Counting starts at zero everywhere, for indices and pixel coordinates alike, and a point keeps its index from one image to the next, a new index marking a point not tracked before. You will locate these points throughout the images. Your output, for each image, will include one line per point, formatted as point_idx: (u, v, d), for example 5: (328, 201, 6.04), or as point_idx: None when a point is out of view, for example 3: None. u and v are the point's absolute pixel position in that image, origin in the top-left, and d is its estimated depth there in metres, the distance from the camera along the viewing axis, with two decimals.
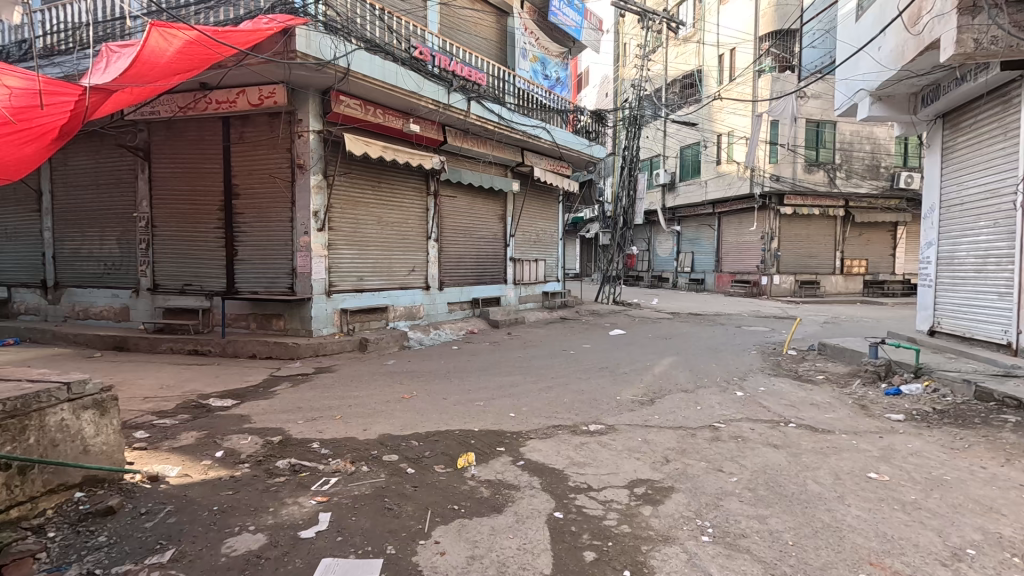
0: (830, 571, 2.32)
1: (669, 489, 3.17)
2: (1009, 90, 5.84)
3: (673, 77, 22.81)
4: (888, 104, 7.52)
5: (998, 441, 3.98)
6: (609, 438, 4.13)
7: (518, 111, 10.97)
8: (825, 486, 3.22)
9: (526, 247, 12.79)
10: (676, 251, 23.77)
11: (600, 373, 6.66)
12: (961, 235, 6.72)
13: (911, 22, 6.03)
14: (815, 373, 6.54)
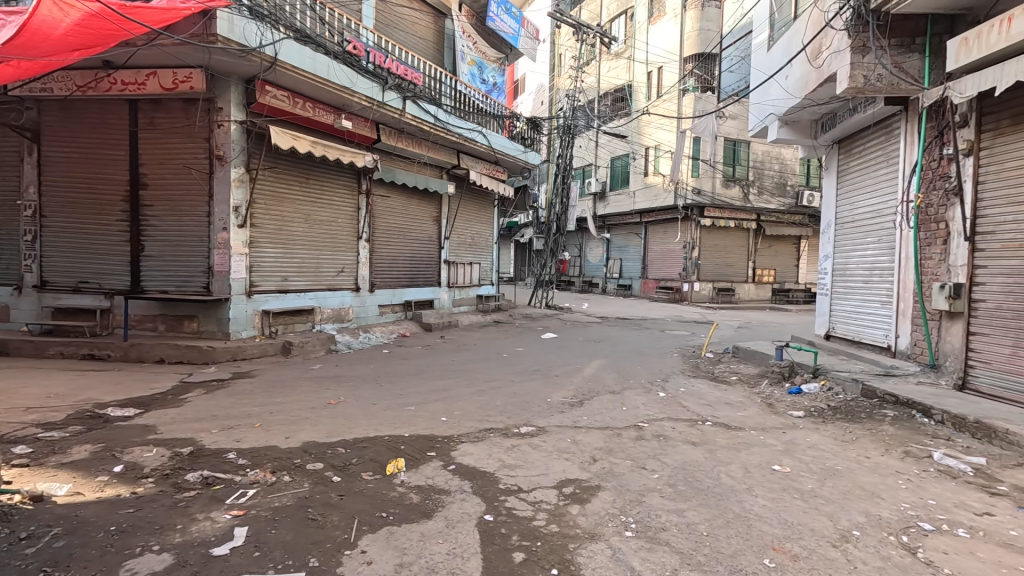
0: (739, 557, 2.50)
1: (596, 488, 3.28)
2: (890, 122, 6.62)
3: (606, 90, 23.72)
4: (794, 129, 8.29)
5: (880, 433, 4.48)
6: (539, 439, 4.20)
7: (454, 114, 10.92)
8: (736, 479, 3.47)
9: (460, 249, 12.73)
10: (606, 258, 24.63)
11: (532, 375, 6.76)
12: (852, 249, 7.49)
13: (813, 56, 6.69)
14: (729, 374, 7.03)
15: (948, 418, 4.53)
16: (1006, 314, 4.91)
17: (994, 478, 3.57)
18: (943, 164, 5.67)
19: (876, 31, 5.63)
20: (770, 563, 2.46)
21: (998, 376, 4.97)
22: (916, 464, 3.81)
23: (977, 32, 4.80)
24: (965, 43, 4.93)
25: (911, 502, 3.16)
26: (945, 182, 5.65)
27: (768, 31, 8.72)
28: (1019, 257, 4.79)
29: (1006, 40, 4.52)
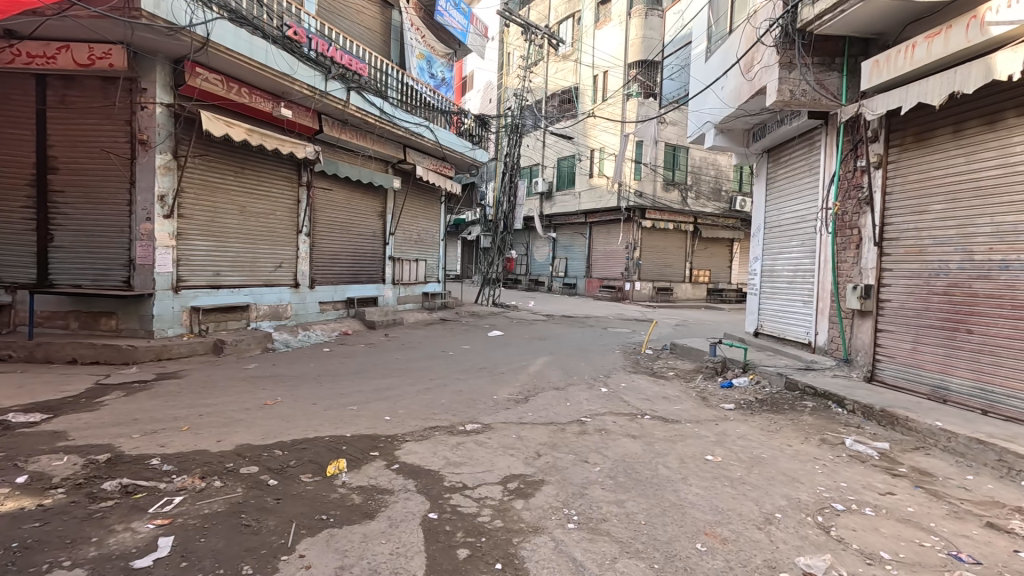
0: (674, 543, 2.62)
1: (540, 483, 3.33)
2: (813, 135, 7.13)
3: (553, 91, 24.00)
4: (728, 137, 8.76)
5: (800, 423, 4.84)
6: (484, 436, 4.21)
7: (401, 107, 10.71)
8: (672, 469, 3.64)
9: (406, 246, 12.51)
10: (552, 257, 24.95)
11: (478, 373, 6.77)
12: (779, 252, 8.01)
13: (746, 69, 7.08)
14: (667, 370, 7.34)
15: (859, 407, 4.96)
16: (908, 312, 5.43)
17: (895, 461, 3.95)
18: (857, 175, 6.18)
19: (801, 49, 6.06)
20: (702, 547, 2.60)
21: (900, 368, 5.50)
22: (832, 450, 4.15)
23: (887, 56, 5.26)
24: (876, 66, 5.40)
25: (826, 485, 3.44)
26: (859, 192, 6.16)
27: (706, 42, 9.14)
28: (919, 262, 5.31)
29: (911, 64, 4.98)
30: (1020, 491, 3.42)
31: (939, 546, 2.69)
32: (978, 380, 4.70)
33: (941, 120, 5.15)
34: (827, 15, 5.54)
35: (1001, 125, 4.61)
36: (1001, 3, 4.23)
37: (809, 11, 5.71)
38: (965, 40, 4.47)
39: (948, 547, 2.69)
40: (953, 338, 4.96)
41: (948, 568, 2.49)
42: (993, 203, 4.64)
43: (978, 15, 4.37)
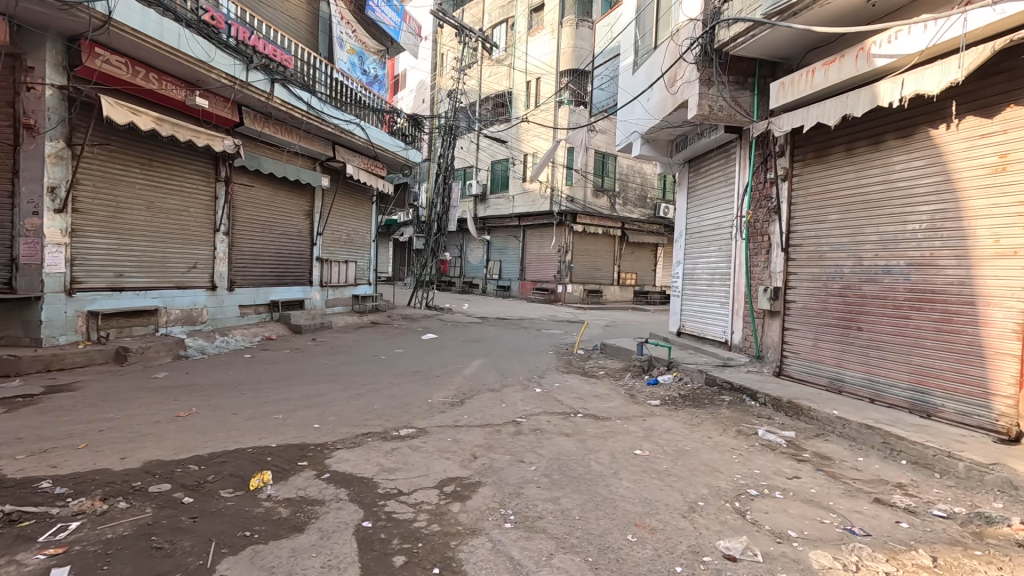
0: (607, 536, 2.72)
1: (476, 484, 3.32)
2: (729, 147, 7.67)
3: (486, 94, 24.04)
4: (654, 146, 9.22)
5: (719, 416, 5.19)
6: (419, 441, 4.15)
7: (330, 103, 10.28)
8: (604, 465, 3.77)
9: (335, 247, 12.04)
10: (486, 259, 24.93)
11: (413, 377, 6.65)
12: (699, 256, 8.54)
13: (670, 83, 7.50)
14: (598, 369, 7.60)
15: (769, 400, 5.40)
16: (810, 312, 5.98)
17: (800, 447, 4.34)
18: (766, 186, 6.73)
19: (718, 68, 6.51)
20: (633, 538, 2.71)
21: (804, 363, 6.04)
22: (746, 440, 4.49)
23: (791, 79, 5.77)
24: (783, 88, 5.89)
25: (743, 472, 3.72)
26: (768, 202, 6.70)
27: (634, 56, 9.56)
28: (819, 266, 5.86)
29: (812, 88, 5.49)
30: (901, 469, 3.88)
31: (837, 522, 2.98)
32: (867, 372, 5.27)
33: (837, 139, 5.72)
34: (740, 38, 6.00)
35: (884, 146, 5.21)
36: (884, 39, 4.78)
37: (725, 33, 6.16)
38: (856, 69, 5.00)
39: (844, 522, 2.99)
40: (846, 334, 5.51)
41: (845, 541, 2.76)
42: (878, 215, 5.22)
43: (866, 47, 4.90)
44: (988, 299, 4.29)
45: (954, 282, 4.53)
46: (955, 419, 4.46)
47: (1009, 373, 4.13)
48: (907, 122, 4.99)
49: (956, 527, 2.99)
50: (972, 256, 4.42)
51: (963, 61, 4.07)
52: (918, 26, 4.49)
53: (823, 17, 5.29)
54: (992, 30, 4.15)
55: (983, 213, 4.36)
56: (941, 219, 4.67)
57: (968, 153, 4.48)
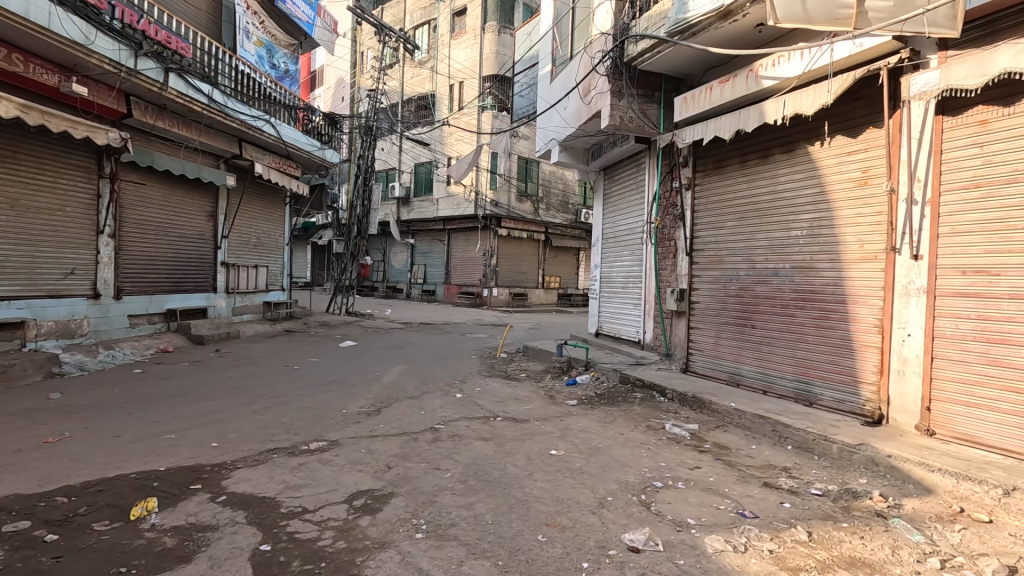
0: (518, 538, 2.74)
1: (388, 496, 3.23)
2: (639, 157, 8.08)
3: (409, 95, 23.65)
4: (571, 154, 9.52)
5: (631, 413, 5.44)
6: (330, 454, 3.97)
7: (235, 97, 9.60)
8: (520, 467, 3.81)
9: (242, 250, 11.24)
10: (410, 263, 24.41)
11: (328, 387, 6.36)
12: (614, 260, 8.91)
13: (584, 94, 7.79)
14: (519, 372, 7.68)
15: (676, 395, 5.73)
16: (711, 312, 6.44)
17: (702, 438, 4.64)
18: (672, 195, 7.16)
19: (627, 81, 6.86)
20: (543, 538, 2.76)
21: (707, 359, 6.48)
22: (654, 434, 4.74)
23: (693, 95, 6.18)
24: (685, 102, 6.29)
25: (649, 466, 3.91)
26: (674, 209, 7.12)
27: (551, 65, 9.79)
28: (719, 269, 6.32)
29: (710, 104, 5.92)
30: (786, 453, 4.27)
31: (731, 507, 3.21)
32: (760, 367, 5.74)
33: (732, 152, 6.20)
34: (647, 54, 6.33)
35: (771, 160, 5.72)
36: (769, 63, 5.27)
37: (633, 49, 6.48)
38: (746, 89, 5.47)
39: (737, 507, 3.23)
40: (743, 332, 5.98)
41: (736, 524, 2.98)
42: (767, 222, 5.73)
43: (754, 69, 5.37)
44: (856, 298, 4.83)
45: (830, 283, 5.06)
46: (832, 405, 4.97)
47: (873, 362, 4.67)
48: (789, 139, 5.53)
49: (829, 503, 3.33)
50: (842, 260, 4.96)
51: (831, 86, 4.60)
52: (797, 54, 5.00)
53: (717, 39, 5.73)
54: (853, 61, 4.73)
55: (851, 222, 4.91)
56: (818, 226, 5.20)
57: (838, 168, 5.04)
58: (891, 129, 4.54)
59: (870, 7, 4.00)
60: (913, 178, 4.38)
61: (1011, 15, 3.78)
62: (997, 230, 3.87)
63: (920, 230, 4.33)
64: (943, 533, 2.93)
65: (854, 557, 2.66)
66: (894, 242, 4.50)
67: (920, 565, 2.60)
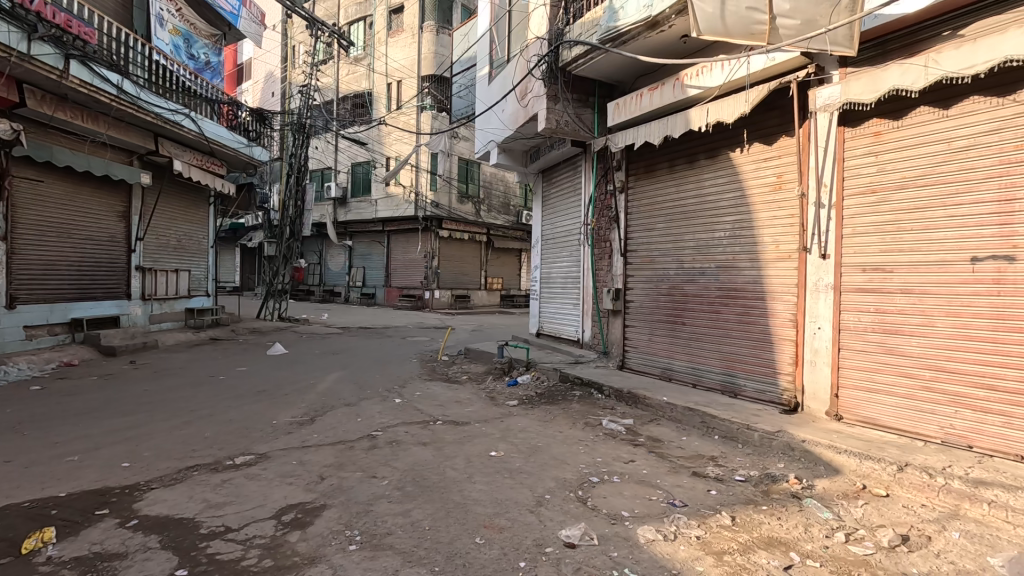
0: (455, 542, 2.72)
1: (320, 508, 3.10)
2: (575, 160, 8.27)
3: (344, 93, 22.93)
4: (509, 156, 9.58)
5: (570, 411, 5.55)
6: (258, 468, 3.76)
7: (150, 88, 8.90)
8: (459, 470, 3.78)
9: (160, 254, 10.45)
10: (347, 266, 23.65)
11: (257, 397, 6.03)
12: (553, 261, 9.06)
13: (521, 97, 7.87)
14: (461, 374, 7.63)
15: (613, 392, 5.90)
16: (645, 310, 6.69)
17: (637, 433, 4.81)
18: (607, 197, 7.38)
19: (562, 85, 6.99)
20: (481, 540, 2.75)
21: (641, 356, 6.72)
22: (592, 431, 4.86)
23: (625, 101, 6.40)
24: (618, 108, 6.49)
25: (586, 462, 4.00)
26: (609, 211, 7.35)
27: (489, 67, 9.82)
28: (651, 269, 6.57)
29: (640, 110, 6.15)
30: (714, 443, 4.51)
31: (663, 498, 3.35)
32: (690, 361, 6.02)
33: (661, 157, 6.48)
34: (581, 60, 6.49)
35: (697, 164, 6.03)
36: (693, 72, 5.56)
37: (568, 54, 6.62)
38: (673, 97, 5.73)
39: (668, 497, 3.37)
40: (673, 328, 6.26)
41: (667, 514, 3.11)
42: (694, 224, 6.02)
43: (680, 78, 5.65)
44: (773, 294, 5.17)
45: (751, 281, 5.40)
46: (755, 396, 5.30)
47: (789, 354, 5.02)
48: (713, 145, 5.83)
49: (751, 488, 3.55)
50: (761, 259, 5.30)
51: (748, 97, 4.90)
52: (718, 65, 5.31)
53: (647, 48, 5.96)
54: (767, 74, 5.07)
55: (768, 224, 5.26)
56: (739, 228, 5.53)
57: (756, 173, 5.39)
58: (800, 138, 4.91)
59: (781, 25, 4.27)
60: (820, 184, 4.76)
61: (898, 38, 4.22)
62: (889, 232, 4.28)
63: (826, 231, 4.71)
64: (848, 509, 3.20)
65: (771, 538, 2.84)
66: (805, 242, 4.86)
67: (828, 540, 2.82)
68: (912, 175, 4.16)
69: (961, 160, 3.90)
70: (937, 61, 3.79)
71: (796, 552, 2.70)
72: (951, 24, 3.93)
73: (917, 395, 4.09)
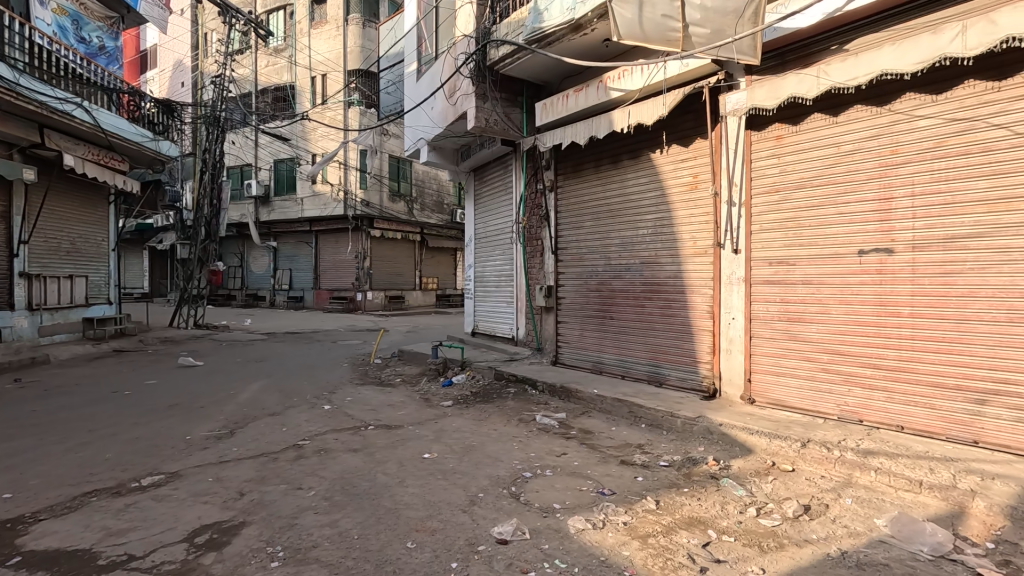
0: (385, 549, 2.65)
1: (238, 526, 2.91)
2: (506, 159, 8.32)
3: (263, 85, 21.66)
4: (440, 154, 9.46)
5: (505, 408, 5.58)
6: (168, 488, 3.47)
7: (32, 74, 7.95)
8: (390, 475, 3.70)
9: (50, 258, 9.39)
10: (272, 268, 22.42)
11: (168, 411, 5.57)
12: (486, 259, 9.08)
13: (450, 95, 7.81)
14: (394, 377, 7.46)
15: (546, 387, 6.01)
16: (576, 306, 6.85)
17: (569, 426, 4.92)
18: (537, 196, 7.49)
19: (491, 84, 7.00)
20: (412, 544, 2.70)
21: (573, 351, 6.88)
22: (526, 427, 4.92)
23: (551, 101, 6.51)
24: (545, 108, 6.60)
25: (520, 458, 4.04)
26: (539, 210, 7.46)
27: (417, 63, 9.63)
28: (580, 266, 6.74)
29: (567, 110, 6.28)
30: (641, 431, 4.70)
31: (593, 487, 3.45)
32: (619, 354, 6.24)
33: (587, 157, 6.65)
34: (507, 59, 6.53)
35: (621, 164, 6.25)
36: (615, 75, 5.76)
37: (495, 53, 6.64)
38: (597, 98, 5.91)
39: (597, 486, 3.48)
40: (603, 323, 6.46)
41: (597, 503, 3.21)
42: (620, 222, 6.24)
43: (604, 81, 5.84)
44: (692, 288, 5.47)
45: (672, 276, 5.68)
46: (678, 384, 5.58)
47: (707, 343, 5.33)
48: (635, 146, 6.07)
49: (674, 472, 3.74)
50: (681, 255, 5.59)
51: (666, 100, 5.14)
52: (637, 69, 5.54)
53: (571, 50, 6.10)
54: (683, 79, 5.35)
55: (686, 221, 5.56)
56: (660, 225, 5.80)
57: (674, 173, 5.68)
58: (713, 141, 5.23)
59: (693, 33, 4.48)
60: (731, 184, 5.09)
61: (795, 49, 4.60)
62: (791, 228, 4.67)
63: (737, 228, 5.05)
64: (759, 485, 3.45)
65: (691, 518, 3.00)
66: (719, 239, 5.19)
67: (741, 515, 3.03)
68: (808, 176, 4.55)
69: (848, 163, 4.31)
70: (827, 72, 4.16)
71: (713, 529, 2.88)
72: (838, 39, 4.34)
73: (817, 376, 4.49)
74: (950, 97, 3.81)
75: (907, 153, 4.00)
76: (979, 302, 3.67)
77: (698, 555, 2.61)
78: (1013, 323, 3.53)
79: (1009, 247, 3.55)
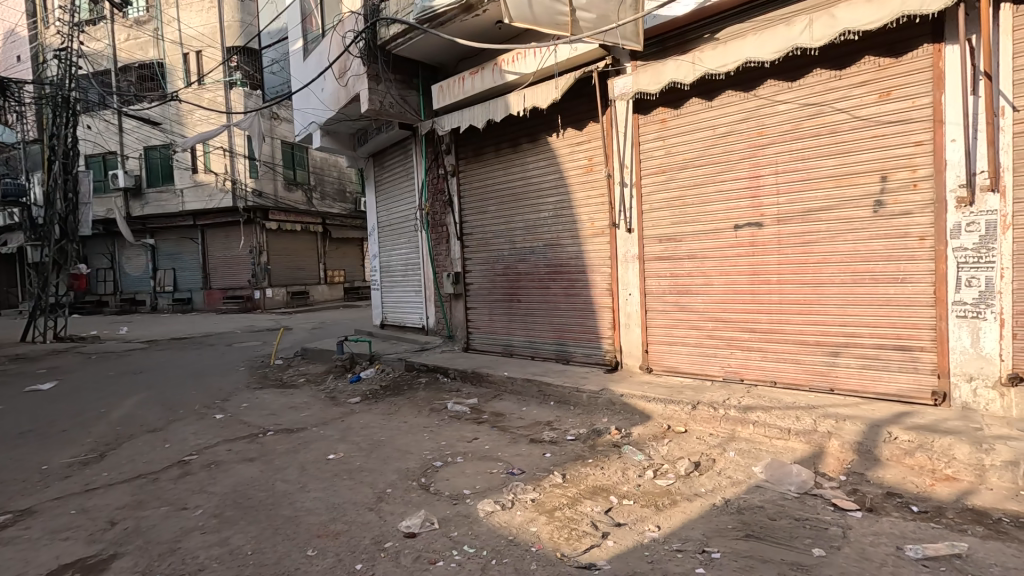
0: (282, 561, 2.49)
1: (107, 561, 2.58)
2: (405, 144, 8.05)
3: (123, 61, 19.08)
4: (334, 139, 8.95)
5: (416, 400, 5.47)
6: (16, 529, 2.98)
7: None
8: (290, 481, 3.48)
9: None
10: (150, 269, 20.10)
11: (19, 440, 4.80)
12: (391, 248, 8.79)
13: (341, 75, 7.38)
14: (297, 377, 7.03)
15: (458, 374, 5.97)
16: (483, 291, 6.85)
17: (481, 411, 4.94)
18: (439, 181, 7.34)
19: (383, 65, 6.70)
20: (313, 552, 2.56)
21: (484, 336, 6.89)
22: (436, 416, 4.86)
23: (448, 84, 6.38)
24: (442, 90, 6.45)
25: (431, 448, 3.97)
26: (442, 195, 7.32)
27: (302, 41, 8.96)
28: (486, 251, 6.73)
29: (463, 93, 6.19)
30: (550, 409, 4.84)
31: (503, 469, 3.49)
32: (528, 336, 6.35)
33: (487, 141, 6.61)
34: (400, 38, 6.28)
35: (520, 148, 6.28)
36: (509, 58, 5.75)
37: (386, 32, 6.36)
38: (493, 81, 5.88)
39: (507, 467, 3.52)
40: (510, 306, 6.53)
41: (506, 484, 3.25)
42: (522, 206, 6.30)
43: (498, 63, 5.81)
44: (593, 267, 5.68)
45: (574, 257, 5.85)
46: (583, 360, 5.80)
47: (608, 319, 5.58)
48: (532, 130, 6.13)
49: (580, 445, 3.88)
50: (580, 236, 5.76)
51: (558, 83, 5.22)
52: (530, 52, 5.57)
53: (464, 31, 5.99)
54: (574, 63, 5.47)
55: (583, 203, 5.73)
56: (560, 208, 5.93)
57: (570, 156, 5.82)
58: (605, 124, 5.41)
59: (580, 18, 4.57)
60: (623, 166, 5.32)
61: (674, 37, 4.86)
62: (677, 206, 4.98)
63: (630, 208, 5.31)
64: (656, 449, 3.69)
65: (595, 487, 3.14)
66: (614, 219, 5.42)
67: (640, 479, 3.22)
68: (690, 157, 4.86)
69: (723, 144, 4.66)
70: (701, 60, 4.43)
71: (615, 495, 3.03)
72: (710, 28, 4.64)
73: (704, 343, 4.87)
74: (803, 84, 4.23)
75: (771, 135, 4.40)
76: (830, 267, 4.16)
77: (601, 522, 2.73)
78: (857, 284, 4.04)
79: (852, 218, 4.06)
